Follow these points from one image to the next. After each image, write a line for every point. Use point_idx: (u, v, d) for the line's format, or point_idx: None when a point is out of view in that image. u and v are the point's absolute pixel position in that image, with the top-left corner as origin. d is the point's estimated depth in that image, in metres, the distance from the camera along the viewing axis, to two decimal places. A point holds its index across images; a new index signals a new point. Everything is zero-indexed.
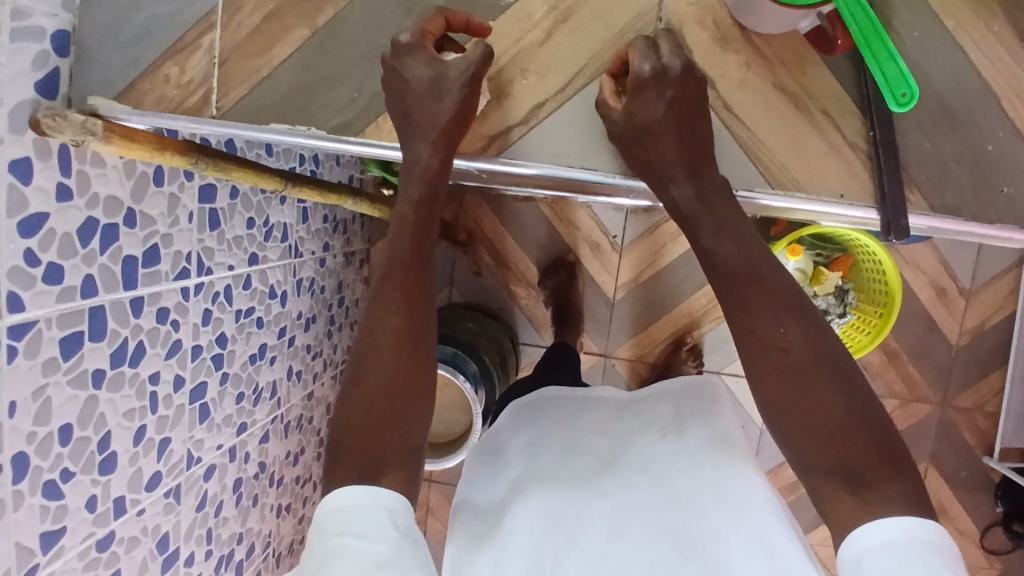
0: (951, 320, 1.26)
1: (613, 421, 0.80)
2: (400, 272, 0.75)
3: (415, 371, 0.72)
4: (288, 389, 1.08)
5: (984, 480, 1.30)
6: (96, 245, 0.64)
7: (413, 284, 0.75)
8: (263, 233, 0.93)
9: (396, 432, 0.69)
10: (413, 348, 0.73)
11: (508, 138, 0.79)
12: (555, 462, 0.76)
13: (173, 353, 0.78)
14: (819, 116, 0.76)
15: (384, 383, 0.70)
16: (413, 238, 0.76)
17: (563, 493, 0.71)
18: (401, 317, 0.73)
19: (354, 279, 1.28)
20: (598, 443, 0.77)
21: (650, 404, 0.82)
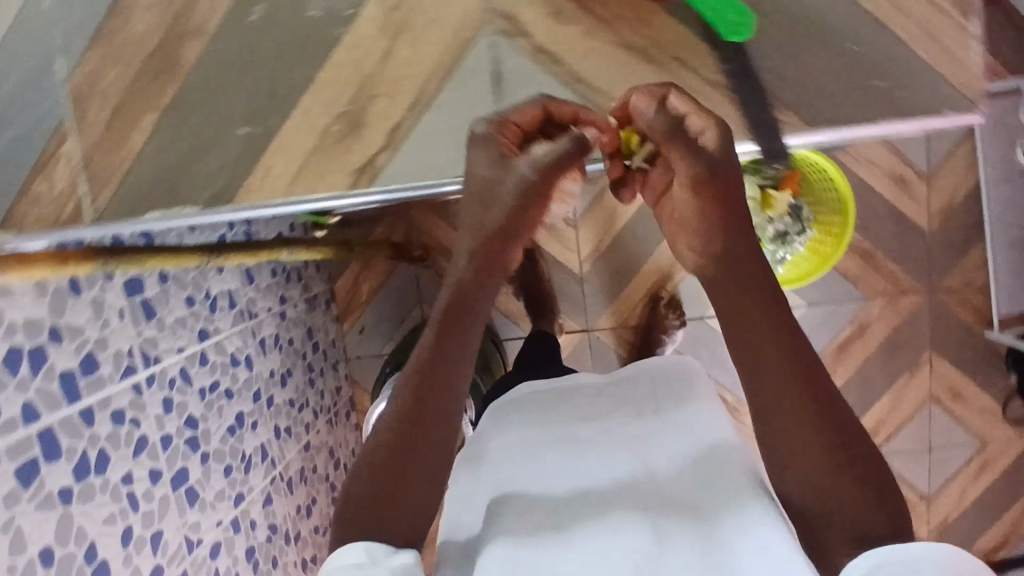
0: (916, 207, 1.24)
1: (604, 412, 0.79)
2: (455, 321, 0.60)
3: (442, 431, 0.58)
4: (280, 447, 1.08)
5: (991, 355, 1.28)
6: (27, 370, 0.64)
7: (463, 336, 0.60)
8: (208, 306, 0.93)
9: (424, 488, 0.57)
10: (455, 402, 0.60)
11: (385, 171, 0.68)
12: (541, 458, 0.74)
13: (141, 449, 0.79)
14: (671, 64, 0.65)
15: (416, 435, 0.57)
16: (468, 283, 0.60)
17: (542, 514, 0.66)
18: (444, 375, 0.59)
19: (324, 321, 1.29)
20: (579, 428, 0.77)
21: (626, 386, 0.83)
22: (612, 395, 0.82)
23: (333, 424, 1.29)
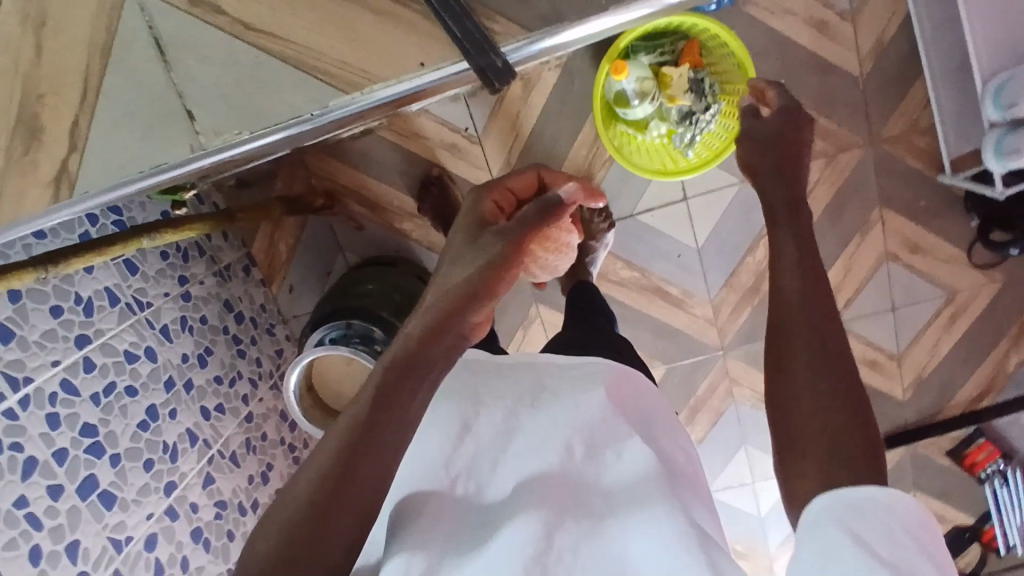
0: (843, 50, 1.10)
1: (510, 397, 0.66)
2: (403, 378, 0.54)
3: (383, 451, 0.51)
4: (213, 426, 1.09)
5: (950, 200, 1.16)
6: None
7: (408, 393, 0.54)
8: (83, 310, 0.91)
9: (342, 528, 0.49)
10: (392, 452, 0.52)
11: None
12: (431, 459, 0.62)
13: (32, 470, 0.79)
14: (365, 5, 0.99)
15: (349, 481, 0.50)
16: (424, 348, 0.55)
17: (447, 534, 0.57)
18: (391, 431, 0.52)
19: (245, 289, 1.26)
20: (474, 412, 0.65)
21: (540, 370, 0.69)
22: (519, 376, 0.69)
23: (278, 388, 1.30)
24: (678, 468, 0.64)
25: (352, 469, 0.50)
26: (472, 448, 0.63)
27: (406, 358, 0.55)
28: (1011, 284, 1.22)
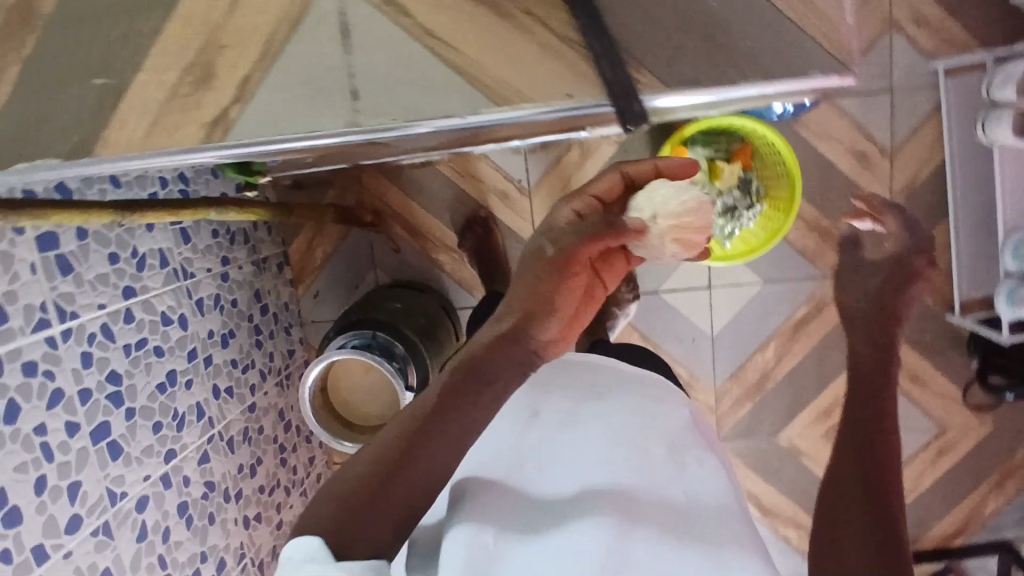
0: (880, 183, 1.19)
1: (586, 402, 0.75)
2: (465, 392, 0.62)
3: (434, 451, 0.59)
4: (219, 407, 1.10)
5: (955, 339, 1.23)
6: None
7: (469, 404, 0.62)
8: (135, 264, 0.94)
9: (398, 500, 0.57)
10: (447, 447, 0.60)
11: (227, 121, 0.52)
12: (511, 439, 0.71)
13: (56, 402, 0.81)
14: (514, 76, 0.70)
15: (403, 464, 0.58)
16: (487, 359, 0.64)
17: (518, 506, 0.65)
18: (447, 431, 0.60)
19: (274, 284, 1.29)
20: (546, 402, 0.75)
21: (603, 383, 0.79)
22: (596, 389, 0.78)
23: (283, 386, 1.31)
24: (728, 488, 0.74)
25: (411, 453, 0.59)
26: (549, 432, 0.71)
27: (461, 377, 0.63)
28: (998, 430, 1.28)
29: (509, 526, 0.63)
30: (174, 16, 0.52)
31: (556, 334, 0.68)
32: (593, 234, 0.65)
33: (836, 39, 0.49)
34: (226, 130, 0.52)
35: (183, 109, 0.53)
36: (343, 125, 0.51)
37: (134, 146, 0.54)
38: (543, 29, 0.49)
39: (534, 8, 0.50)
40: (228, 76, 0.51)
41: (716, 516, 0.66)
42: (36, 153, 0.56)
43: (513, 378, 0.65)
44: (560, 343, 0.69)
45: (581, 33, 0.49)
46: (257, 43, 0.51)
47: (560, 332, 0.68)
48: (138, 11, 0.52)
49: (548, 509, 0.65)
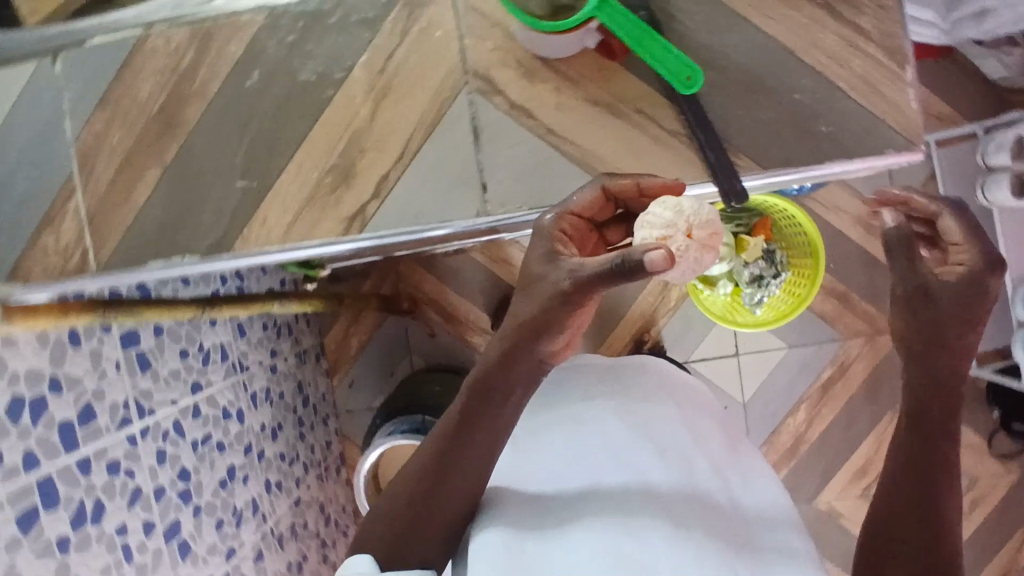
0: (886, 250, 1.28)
1: (629, 404, 0.63)
2: (494, 402, 0.54)
3: (466, 464, 0.53)
4: (271, 501, 1.08)
5: (973, 391, 1.29)
6: (28, 419, 0.66)
7: (503, 413, 0.54)
8: (200, 359, 0.95)
9: (441, 523, 0.53)
10: (483, 456, 0.54)
11: (365, 215, 0.57)
12: (544, 436, 0.62)
13: (135, 500, 0.79)
14: (634, 111, 0.56)
15: (439, 483, 0.53)
16: (507, 373, 0.54)
17: (538, 511, 0.56)
18: (480, 446, 0.54)
19: (314, 375, 1.30)
20: (587, 398, 0.65)
21: (637, 376, 0.70)
22: (639, 389, 0.67)
23: (323, 478, 1.28)
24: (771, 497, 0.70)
25: (446, 470, 0.53)
26: (588, 429, 0.61)
27: (482, 382, 0.54)
28: None
29: (533, 525, 0.54)
30: (317, 124, 0.57)
31: (566, 343, 0.56)
32: (612, 280, 0.47)
33: (906, 122, 0.57)
34: (364, 223, 0.57)
35: (323, 206, 0.58)
36: (474, 215, 0.57)
37: (271, 243, 0.58)
38: (654, 125, 0.56)
39: (644, 104, 0.56)
40: (367, 176, 0.57)
41: (783, 543, 0.56)
42: (172, 250, 0.59)
43: (531, 392, 0.56)
44: (570, 346, 0.57)
45: (689, 126, 0.55)
46: (395, 147, 0.57)
47: (568, 340, 0.56)
48: (282, 122, 0.58)
49: (577, 521, 0.53)
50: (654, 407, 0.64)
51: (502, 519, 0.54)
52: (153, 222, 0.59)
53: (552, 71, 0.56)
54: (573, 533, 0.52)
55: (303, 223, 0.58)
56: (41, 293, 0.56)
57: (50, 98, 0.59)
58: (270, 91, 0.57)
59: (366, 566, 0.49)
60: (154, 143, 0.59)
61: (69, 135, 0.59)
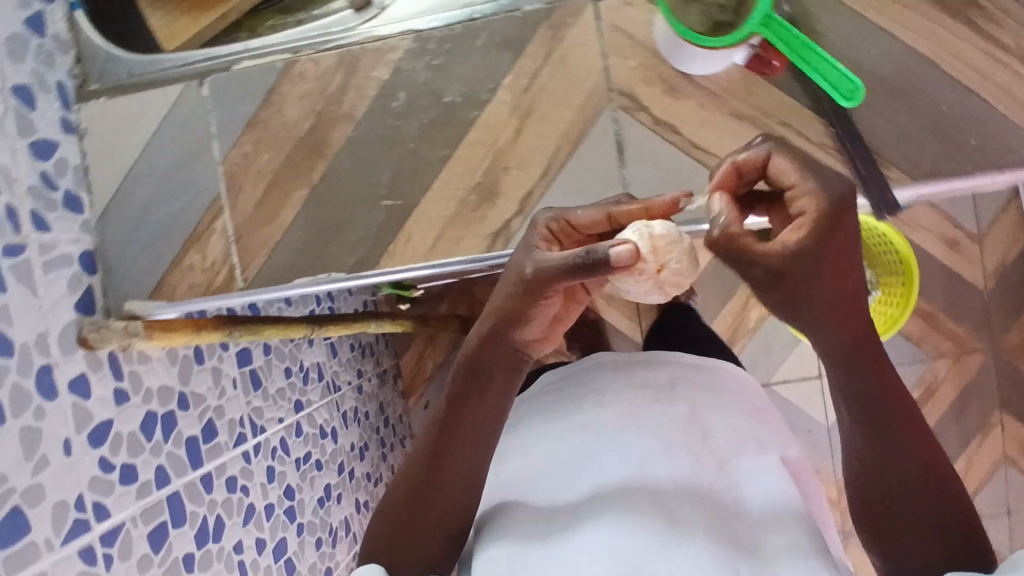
0: (973, 269, 1.23)
1: (617, 404, 0.68)
2: (469, 396, 0.60)
3: (454, 458, 0.60)
4: (361, 522, 1.08)
5: None
6: (160, 436, 0.67)
7: (478, 410, 0.60)
8: (301, 378, 0.96)
9: (443, 520, 0.60)
10: (467, 448, 0.60)
11: (510, 231, 0.58)
12: (546, 447, 0.68)
13: (249, 517, 0.80)
14: (782, 129, 0.56)
15: (429, 485, 0.60)
16: (481, 361, 0.59)
17: (540, 519, 0.61)
18: (462, 441, 0.60)
19: (393, 395, 1.31)
20: (593, 406, 0.69)
21: (646, 369, 0.73)
22: (651, 388, 0.69)
23: None
24: (806, 479, 0.69)
25: (436, 467, 0.60)
26: (581, 437, 0.66)
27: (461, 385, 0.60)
28: None
29: (534, 545, 0.58)
30: (461, 144, 0.59)
31: (538, 336, 0.59)
32: (579, 272, 0.49)
33: None
34: (507, 239, 0.58)
35: (466, 223, 0.59)
36: None
37: (417, 260, 0.59)
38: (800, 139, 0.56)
39: (790, 118, 0.56)
40: (512, 193, 0.58)
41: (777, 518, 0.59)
42: (319, 267, 0.60)
43: (512, 381, 0.60)
44: (548, 341, 0.60)
45: (840, 138, 0.56)
46: (538, 165, 0.58)
47: (540, 334, 0.59)
48: (427, 141, 0.59)
49: (568, 519, 0.60)
50: (655, 409, 0.66)
51: (507, 544, 0.59)
52: (300, 241, 0.60)
53: (694, 87, 0.57)
54: (575, 542, 0.57)
55: (449, 240, 0.59)
56: (167, 309, 0.65)
57: (199, 120, 0.61)
58: (416, 112, 0.59)
59: (380, 573, 0.56)
60: (300, 163, 0.60)
61: (216, 157, 0.61)
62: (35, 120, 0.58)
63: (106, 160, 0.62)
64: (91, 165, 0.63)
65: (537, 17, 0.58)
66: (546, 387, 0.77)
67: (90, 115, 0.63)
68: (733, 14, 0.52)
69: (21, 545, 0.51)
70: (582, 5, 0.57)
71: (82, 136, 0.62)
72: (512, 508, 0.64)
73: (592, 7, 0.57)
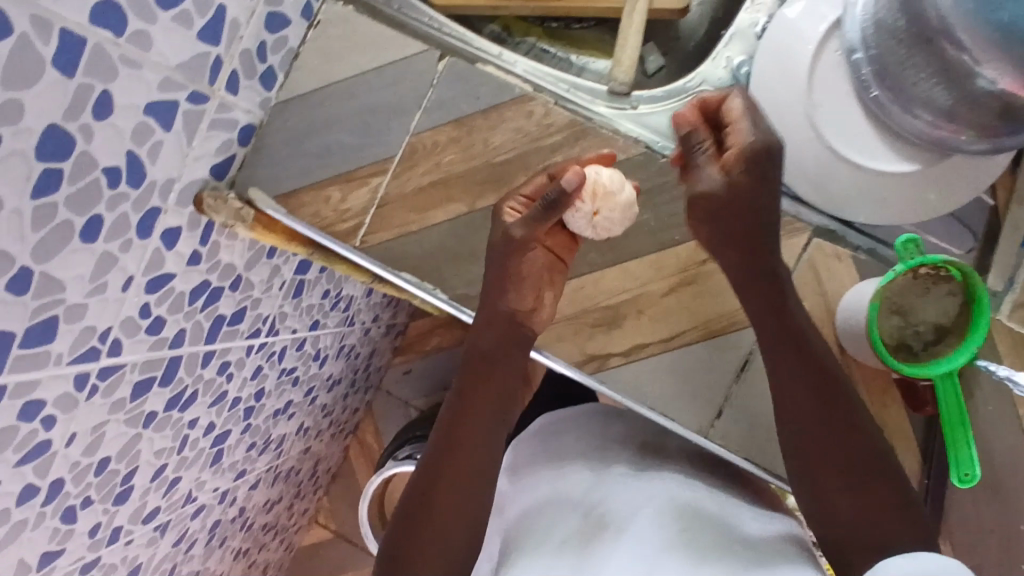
0: None
1: (611, 464, 0.66)
2: (485, 367, 0.59)
3: (468, 429, 0.57)
4: (292, 442, 1.09)
5: None
6: (199, 304, 0.67)
7: (491, 371, 0.59)
8: (331, 302, 0.97)
9: (466, 516, 0.54)
10: (477, 418, 0.58)
11: (605, 363, 0.62)
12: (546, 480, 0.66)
13: (217, 402, 0.80)
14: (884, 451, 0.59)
15: (444, 473, 0.56)
16: (484, 336, 0.59)
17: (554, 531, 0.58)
18: (476, 418, 0.58)
19: (386, 347, 1.32)
20: (579, 443, 0.70)
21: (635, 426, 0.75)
22: (636, 442, 0.71)
23: (335, 438, 1.29)
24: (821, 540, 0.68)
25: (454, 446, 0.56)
26: (583, 483, 0.65)
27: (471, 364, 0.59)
28: None
29: (550, 552, 0.56)
30: (616, 263, 0.62)
31: (532, 305, 0.59)
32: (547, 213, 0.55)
33: None
34: (597, 367, 0.62)
35: (577, 331, 0.62)
36: (694, 429, 0.61)
37: None
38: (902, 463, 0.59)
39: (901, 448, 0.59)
40: (629, 334, 0.62)
41: (775, 545, 0.57)
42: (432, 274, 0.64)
43: (515, 356, 0.59)
44: (540, 311, 0.60)
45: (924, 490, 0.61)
46: (664, 328, 0.62)
47: (531, 304, 0.59)
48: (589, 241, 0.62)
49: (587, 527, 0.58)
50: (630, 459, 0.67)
51: (529, 557, 0.57)
52: (431, 245, 0.63)
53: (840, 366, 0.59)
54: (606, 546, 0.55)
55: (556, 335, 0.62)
56: (279, 213, 0.65)
57: (417, 84, 0.62)
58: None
59: None
60: (476, 183, 0.63)
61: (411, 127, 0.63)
62: None
63: (319, 59, 0.63)
64: (301, 53, 0.62)
65: None
66: (536, 436, 0.73)
67: (330, 12, 0.63)
68: (920, 345, 0.54)
69: (39, 349, 0.51)
70: (800, 231, 0.58)
71: (313, 25, 0.63)
72: (518, 538, 0.60)
73: (805, 238, 0.58)
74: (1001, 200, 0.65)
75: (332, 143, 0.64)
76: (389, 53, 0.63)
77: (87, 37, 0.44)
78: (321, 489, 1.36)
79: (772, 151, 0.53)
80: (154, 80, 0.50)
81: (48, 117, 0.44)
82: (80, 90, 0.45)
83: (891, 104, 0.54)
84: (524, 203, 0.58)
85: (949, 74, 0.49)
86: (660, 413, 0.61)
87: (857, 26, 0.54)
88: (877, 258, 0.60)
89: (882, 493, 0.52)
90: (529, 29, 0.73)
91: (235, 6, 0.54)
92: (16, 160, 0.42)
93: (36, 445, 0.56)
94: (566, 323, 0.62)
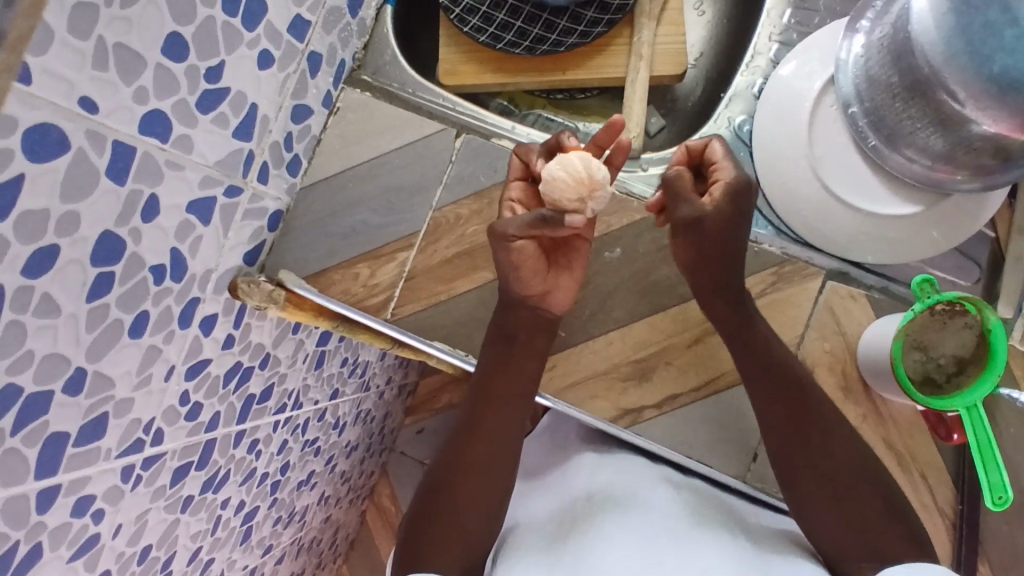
0: None
1: (613, 459, 0.71)
2: (481, 411, 0.63)
3: (481, 433, 0.62)
4: (315, 512, 1.08)
5: None
6: (232, 386, 0.68)
7: (487, 430, 0.62)
8: (349, 369, 0.98)
9: (464, 545, 0.58)
10: (491, 422, 0.63)
11: (639, 416, 0.65)
12: (549, 489, 0.71)
13: (246, 479, 0.80)
14: (918, 480, 0.63)
15: (461, 484, 0.60)
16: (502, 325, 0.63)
17: (550, 530, 0.62)
18: (488, 421, 0.63)
19: (399, 408, 1.33)
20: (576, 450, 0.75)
21: None
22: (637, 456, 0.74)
23: (353, 503, 1.28)
24: None
25: (467, 446, 0.62)
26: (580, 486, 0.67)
27: (488, 372, 0.63)
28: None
29: (548, 544, 0.60)
30: (645, 317, 0.66)
31: (542, 288, 0.63)
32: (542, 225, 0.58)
33: None
34: (631, 421, 0.65)
35: (608, 387, 0.66)
36: (730, 475, 0.65)
37: (547, 390, 0.66)
38: (932, 487, 0.63)
39: (931, 477, 0.63)
40: (661, 384, 0.65)
41: (775, 545, 0.60)
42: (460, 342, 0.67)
43: (513, 355, 0.63)
44: (554, 292, 0.64)
45: (960, 516, 0.63)
46: (692, 380, 0.65)
47: (542, 288, 0.63)
48: (608, 301, 0.67)
49: (598, 531, 0.58)
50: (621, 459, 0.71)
51: (525, 549, 0.60)
52: (460, 312, 0.67)
53: (869, 400, 0.63)
54: (592, 539, 0.57)
55: (590, 393, 0.66)
56: (309, 291, 0.67)
57: (436, 162, 0.69)
58: (622, 271, 0.67)
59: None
60: None
61: (434, 202, 0.68)
62: (310, 87, 0.64)
63: (340, 144, 0.69)
64: (323, 139, 0.68)
65: (767, 260, 0.65)
66: (541, 442, 0.82)
67: (349, 99, 0.70)
68: (944, 377, 0.59)
69: (91, 446, 0.52)
70: (814, 276, 0.64)
71: (333, 113, 0.69)
72: (522, 534, 0.64)
73: (821, 281, 0.64)
74: (1001, 233, 0.69)
75: (357, 223, 0.68)
76: (408, 134, 0.70)
77: (137, 146, 0.46)
78: (339, 558, 1.34)
79: (748, 194, 0.60)
80: (195, 180, 0.52)
81: (103, 223, 0.45)
82: (130, 196, 0.47)
83: (887, 149, 0.58)
84: (520, 191, 0.64)
85: (942, 126, 0.53)
86: (691, 461, 0.65)
87: (850, 82, 0.60)
88: (890, 294, 0.66)
89: (849, 471, 0.58)
90: (534, 102, 0.82)
91: (264, 103, 0.58)
92: (72, 269, 0.44)
93: (87, 540, 0.56)
94: (599, 383, 0.66)
